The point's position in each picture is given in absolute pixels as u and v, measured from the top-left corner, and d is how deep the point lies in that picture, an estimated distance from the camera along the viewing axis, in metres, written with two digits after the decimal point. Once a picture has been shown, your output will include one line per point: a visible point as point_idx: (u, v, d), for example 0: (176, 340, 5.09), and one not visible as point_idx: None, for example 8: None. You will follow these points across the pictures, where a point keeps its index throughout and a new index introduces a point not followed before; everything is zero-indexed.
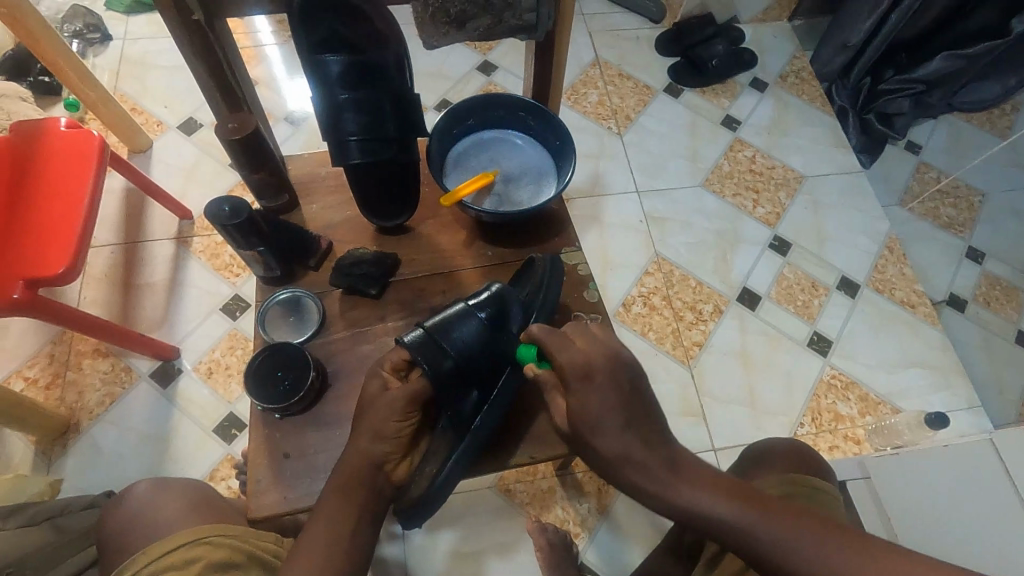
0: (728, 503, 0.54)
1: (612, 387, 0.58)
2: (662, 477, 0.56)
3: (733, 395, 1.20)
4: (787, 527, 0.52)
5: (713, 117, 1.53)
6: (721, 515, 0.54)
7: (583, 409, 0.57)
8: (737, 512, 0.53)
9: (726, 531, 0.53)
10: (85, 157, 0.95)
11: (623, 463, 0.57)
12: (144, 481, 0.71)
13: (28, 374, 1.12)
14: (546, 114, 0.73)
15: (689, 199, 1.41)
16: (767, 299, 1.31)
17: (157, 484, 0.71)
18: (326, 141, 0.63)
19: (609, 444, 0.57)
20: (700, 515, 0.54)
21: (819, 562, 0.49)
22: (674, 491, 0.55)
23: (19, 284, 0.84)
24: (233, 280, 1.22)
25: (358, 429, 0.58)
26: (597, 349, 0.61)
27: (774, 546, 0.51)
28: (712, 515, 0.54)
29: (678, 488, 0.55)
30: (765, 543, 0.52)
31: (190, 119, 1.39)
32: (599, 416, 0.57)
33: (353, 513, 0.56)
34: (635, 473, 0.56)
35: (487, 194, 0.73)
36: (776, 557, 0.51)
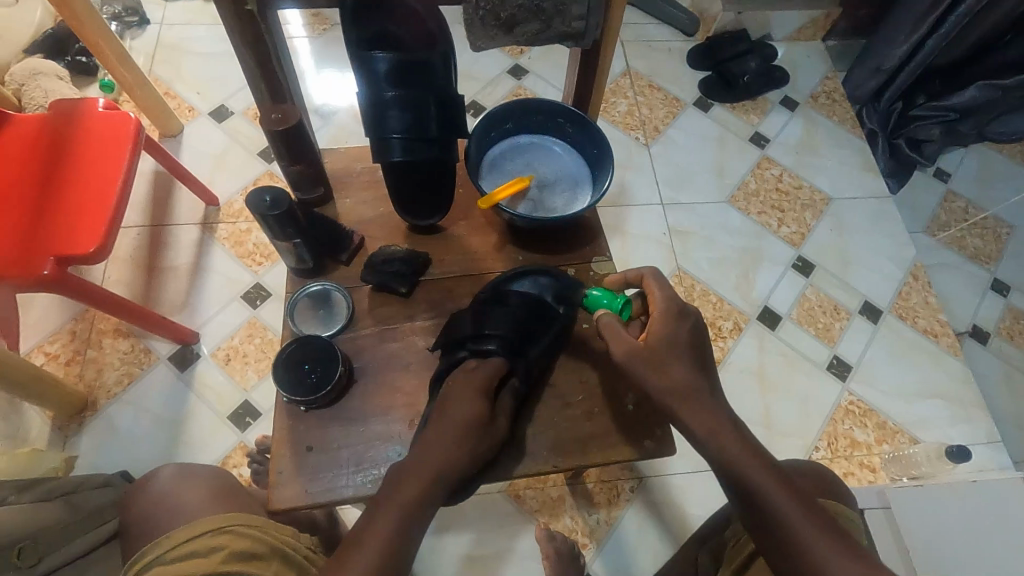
0: (756, 463, 0.57)
1: (675, 348, 0.61)
2: (698, 398, 0.60)
3: (748, 415, 1.18)
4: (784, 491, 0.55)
5: (741, 133, 1.52)
6: (747, 466, 0.56)
7: (659, 338, 0.62)
8: (764, 471, 0.56)
9: (746, 478, 0.56)
10: (121, 138, 0.96)
11: (678, 398, 0.60)
12: (169, 467, 0.72)
13: (49, 350, 1.12)
14: (586, 121, 0.73)
15: (714, 214, 1.40)
16: (788, 319, 1.29)
17: (182, 471, 0.72)
18: (370, 139, 0.62)
19: (669, 372, 0.60)
20: (733, 465, 0.57)
21: (785, 518, 0.54)
22: (720, 438, 0.58)
23: (50, 260, 0.85)
24: (256, 268, 1.23)
25: (442, 432, 0.57)
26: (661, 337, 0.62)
27: (760, 487, 0.55)
28: (734, 460, 0.57)
29: (710, 414, 0.59)
30: (784, 511, 0.54)
31: (221, 106, 1.40)
32: (671, 357, 0.61)
33: (413, 527, 0.53)
34: (690, 413, 0.59)
35: (522, 198, 0.72)
36: (759, 496, 0.55)
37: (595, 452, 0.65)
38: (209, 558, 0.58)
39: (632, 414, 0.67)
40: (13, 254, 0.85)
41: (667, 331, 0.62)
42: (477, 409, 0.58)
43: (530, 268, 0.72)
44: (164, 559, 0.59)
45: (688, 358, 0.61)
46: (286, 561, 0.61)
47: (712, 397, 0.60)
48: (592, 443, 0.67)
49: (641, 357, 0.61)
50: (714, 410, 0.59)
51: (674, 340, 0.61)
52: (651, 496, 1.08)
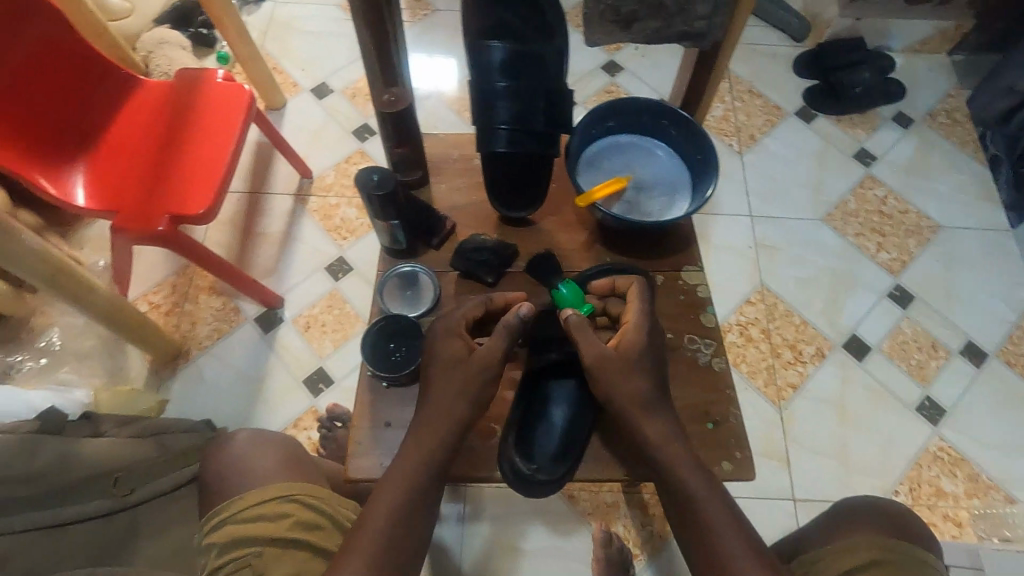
0: (701, 480, 0.57)
1: (643, 362, 0.60)
2: (652, 416, 0.59)
3: (824, 446, 1.12)
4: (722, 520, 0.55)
5: (845, 149, 1.43)
6: (691, 484, 0.56)
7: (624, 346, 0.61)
8: (706, 490, 0.56)
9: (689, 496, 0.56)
10: (235, 108, 1.02)
11: (636, 409, 0.59)
12: (244, 431, 0.76)
13: (152, 299, 1.22)
14: (692, 124, 0.70)
15: (806, 231, 1.33)
16: (878, 351, 1.21)
17: (255, 435, 0.75)
18: (475, 127, 0.62)
19: (630, 388, 0.59)
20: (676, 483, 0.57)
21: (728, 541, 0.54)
22: (671, 452, 0.58)
23: (165, 217, 0.92)
24: (341, 242, 1.28)
25: (439, 411, 0.59)
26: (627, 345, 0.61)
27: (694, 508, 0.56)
28: (678, 475, 0.57)
29: (663, 438, 0.58)
30: (721, 534, 0.54)
31: (323, 84, 1.46)
32: (637, 367, 0.60)
33: (399, 524, 0.55)
34: (648, 426, 0.58)
35: (617, 199, 0.71)
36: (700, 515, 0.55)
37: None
38: (278, 523, 0.62)
39: (709, 435, 0.64)
40: (135, 208, 0.93)
41: (638, 343, 0.61)
42: (456, 348, 0.61)
43: (618, 266, 0.70)
44: (235, 517, 0.63)
45: (651, 367, 0.61)
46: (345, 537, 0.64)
47: (669, 413, 0.60)
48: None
49: (610, 363, 0.60)
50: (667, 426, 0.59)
51: (640, 350, 0.61)
52: None
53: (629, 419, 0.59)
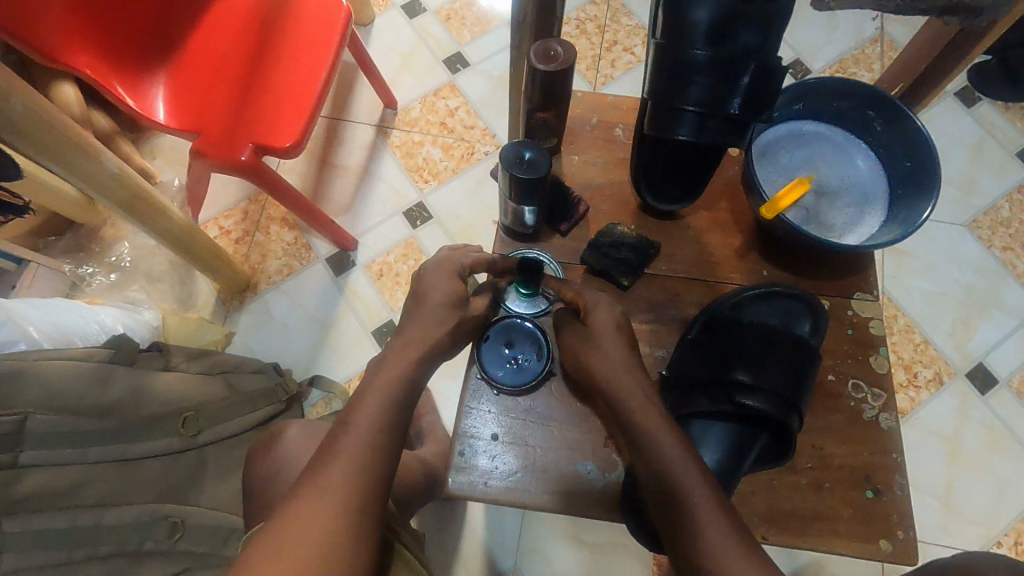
0: (696, 470, 0.47)
1: (611, 332, 0.54)
2: (636, 392, 0.51)
3: (925, 484, 1.02)
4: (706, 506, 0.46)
5: (1008, 143, 1.22)
6: (678, 473, 0.47)
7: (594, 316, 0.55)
8: (681, 453, 0.48)
9: (663, 464, 0.48)
10: (331, 25, 0.89)
11: (615, 372, 0.52)
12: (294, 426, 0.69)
13: (223, 224, 1.15)
14: (909, 122, 0.55)
15: (945, 238, 1.16)
16: (1006, 387, 1.07)
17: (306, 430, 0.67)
18: (651, 104, 0.50)
19: (605, 360, 0.53)
20: (649, 447, 0.49)
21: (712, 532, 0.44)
22: (651, 426, 0.50)
23: (248, 146, 0.83)
24: (422, 186, 1.17)
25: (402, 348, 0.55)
26: (597, 315, 0.55)
27: (677, 494, 0.46)
28: (647, 435, 0.49)
29: (654, 416, 0.50)
30: (697, 508, 0.45)
31: (416, 0, 1.30)
32: (606, 336, 0.54)
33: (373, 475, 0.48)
34: (619, 384, 0.52)
35: (794, 205, 0.58)
36: (681, 501, 0.46)
37: (817, 535, 0.53)
38: None
39: (869, 506, 0.54)
40: (218, 132, 0.83)
41: (608, 318, 0.55)
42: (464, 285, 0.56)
43: (787, 289, 0.57)
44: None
45: (623, 335, 0.55)
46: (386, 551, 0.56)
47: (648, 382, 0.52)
48: (817, 526, 0.53)
49: (575, 335, 0.56)
50: (643, 384, 0.52)
51: (612, 320, 0.55)
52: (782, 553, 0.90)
53: (601, 380, 0.53)
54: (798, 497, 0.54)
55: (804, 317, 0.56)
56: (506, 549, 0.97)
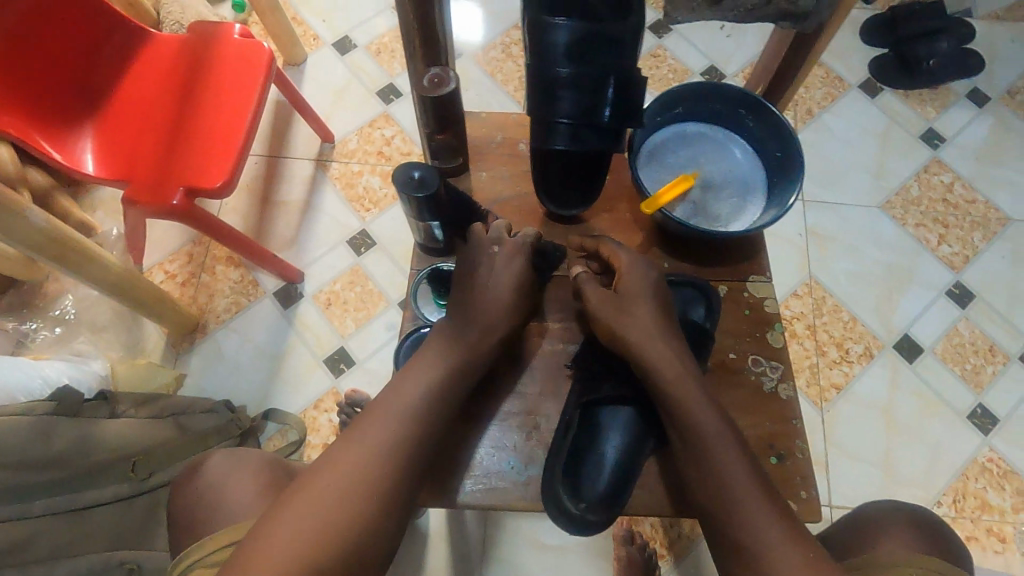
0: (730, 440, 0.52)
1: (645, 292, 0.58)
2: (674, 363, 0.55)
3: (865, 454, 1.07)
4: (744, 474, 0.50)
5: (911, 128, 1.31)
6: (716, 445, 0.51)
7: (626, 278, 0.59)
8: (721, 425, 0.52)
9: (700, 434, 0.52)
10: (254, 69, 0.92)
11: (646, 341, 0.56)
12: (217, 452, 0.65)
13: (168, 268, 1.16)
14: (775, 116, 0.61)
15: (863, 220, 1.23)
16: (931, 354, 1.14)
17: (231, 455, 0.65)
18: (531, 118, 0.54)
19: (638, 328, 0.56)
20: (689, 420, 0.53)
21: (749, 496, 0.49)
22: (691, 399, 0.54)
23: (179, 191, 0.85)
24: (363, 215, 1.21)
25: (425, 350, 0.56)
26: (628, 279, 0.59)
27: (721, 464, 0.51)
28: (688, 407, 0.53)
29: (695, 392, 0.54)
30: (735, 475, 0.50)
31: (345, 37, 1.35)
32: (640, 300, 0.58)
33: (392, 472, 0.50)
34: (658, 358, 0.55)
35: (682, 200, 0.63)
36: (724, 471, 0.50)
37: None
38: None
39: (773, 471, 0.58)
40: (148, 180, 0.86)
41: (638, 283, 0.58)
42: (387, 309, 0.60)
43: (687, 279, 0.63)
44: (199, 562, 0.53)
45: (655, 301, 0.58)
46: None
47: (682, 349, 0.57)
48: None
49: (605, 300, 0.58)
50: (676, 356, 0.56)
51: (642, 284, 0.59)
52: None
53: (636, 350, 0.55)
54: None
55: (698, 302, 0.62)
56: (470, 559, 0.98)
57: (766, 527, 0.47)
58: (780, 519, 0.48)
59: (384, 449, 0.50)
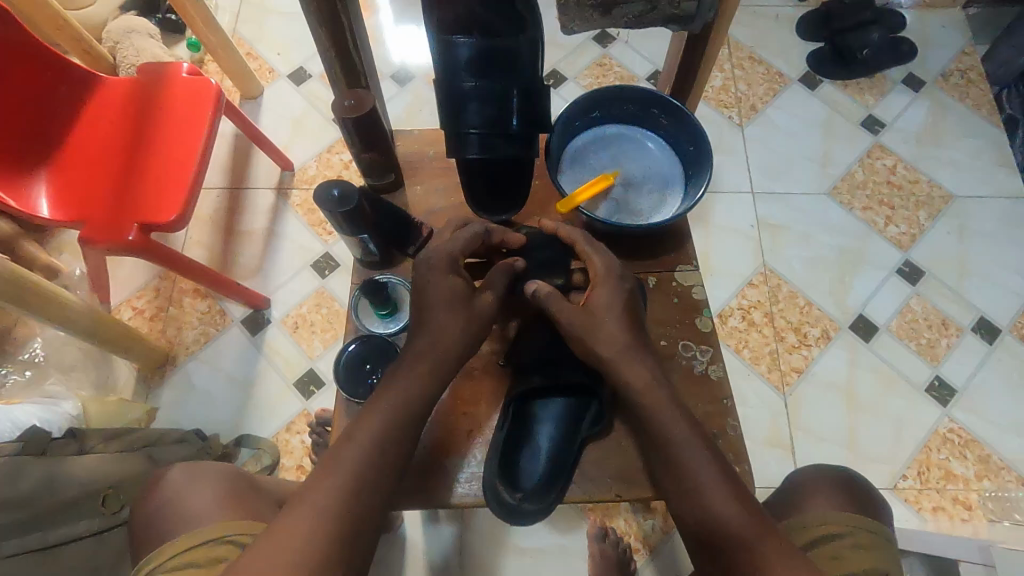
0: (702, 449, 0.55)
1: (612, 312, 0.60)
2: (646, 377, 0.58)
3: (829, 434, 1.09)
4: (718, 479, 0.53)
5: (852, 116, 1.35)
6: (688, 455, 0.54)
7: (594, 296, 0.60)
8: (691, 435, 0.55)
9: (675, 448, 0.55)
10: (202, 105, 0.96)
11: (618, 355, 0.58)
12: (179, 464, 0.64)
13: (136, 304, 1.18)
14: (683, 113, 0.64)
15: (812, 207, 1.27)
16: (886, 332, 1.17)
17: (190, 470, 0.63)
18: (444, 131, 0.57)
19: (607, 340, 0.58)
20: (661, 432, 0.56)
21: (724, 502, 0.52)
22: (662, 412, 0.56)
23: (134, 226, 0.87)
24: (326, 238, 1.23)
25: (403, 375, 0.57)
26: (596, 297, 0.60)
27: (697, 473, 0.54)
28: (659, 420, 0.56)
29: (666, 405, 0.56)
30: (707, 483, 0.53)
31: (300, 68, 1.39)
32: (607, 315, 0.59)
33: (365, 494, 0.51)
34: (629, 372, 0.57)
35: (604, 198, 0.66)
36: (699, 479, 0.53)
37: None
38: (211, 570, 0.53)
39: None
40: (103, 219, 0.88)
41: (608, 297, 0.60)
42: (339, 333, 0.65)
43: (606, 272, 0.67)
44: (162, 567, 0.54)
45: (626, 315, 0.60)
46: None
47: (651, 360, 0.59)
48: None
49: (578, 315, 0.59)
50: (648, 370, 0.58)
51: (610, 300, 0.60)
52: None
53: (610, 364, 0.58)
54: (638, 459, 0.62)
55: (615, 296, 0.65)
56: (448, 568, 0.99)
57: (743, 528, 0.51)
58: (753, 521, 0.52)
59: (364, 467, 0.52)
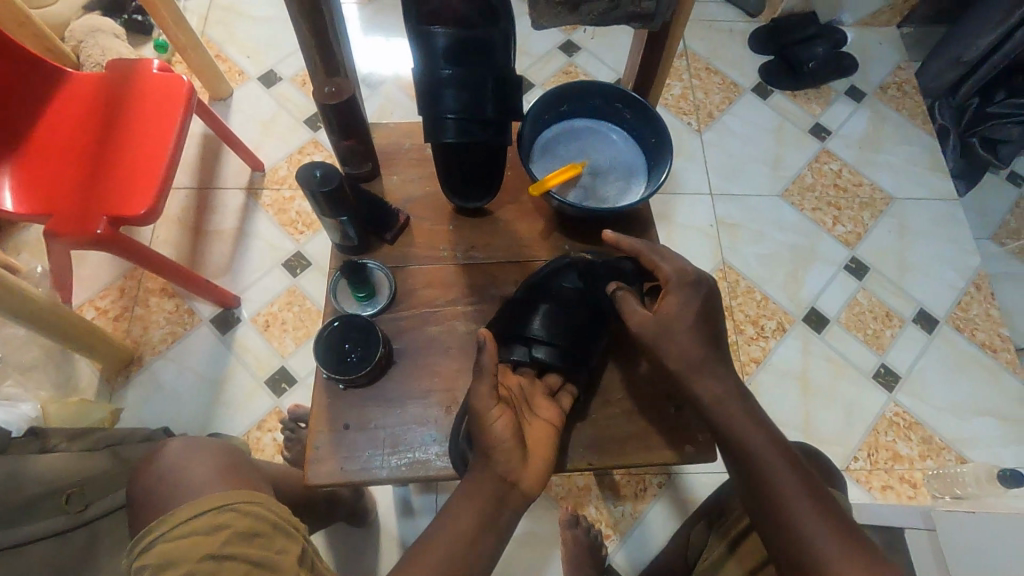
0: (788, 468, 0.57)
1: (685, 320, 0.61)
2: (726, 396, 0.60)
3: (786, 419, 1.15)
4: (805, 496, 0.55)
5: (801, 124, 1.45)
6: (776, 473, 0.56)
7: (667, 306, 0.61)
8: (773, 447, 0.58)
9: (760, 466, 0.57)
10: (174, 101, 0.96)
11: (687, 368, 0.61)
12: (178, 438, 0.66)
13: (100, 304, 1.16)
14: (645, 108, 0.69)
15: (766, 208, 1.34)
16: (836, 323, 1.24)
17: (190, 442, 0.66)
18: (423, 117, 0.60)
19: (675, 352, 0.61)
20: (741, 444, 0.58)
21: (810, 518, 0.54)
22: (744, 428, 0.59)
23: (102, 220, 0.86)
24: (297, 237, 1.24)
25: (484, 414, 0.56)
26: (668, 305, 0.62)
27: (786, 490, 0.55)
28: (741, 432, 0.59)
29: (753, 428, 0.59)
30: (794, 502, 0.54)
31: (271, 71, 1.40)
32: (677, 324, 0.61)
33: (461, 523, 0.53)
34: (702, 390, 0.60)
35: (573, 186, 0.70)
36: (787, 498, 0.55)
37: (634, 452, 0.66)
38: (214, 537, 0.53)
39: (674, 419, 0.67)
40: (70, 212, 0.87)
41: (681, 308, 0.61)
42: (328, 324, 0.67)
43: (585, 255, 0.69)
44: (160, 539, 0.54)
45: (699, 321, 0.61)
46: (292, 537, 0.56)
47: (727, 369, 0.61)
48: (633, 444, 0.67)
49: (646, 322, 0.62)
50: (720, 386, 0.60)
51: (683, 309, 0.61)
52: (677, 495, 1.06)
53: (682, 376, 0.61)
54: (610, 430, 0.67)
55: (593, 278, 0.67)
56: None
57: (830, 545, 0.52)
58: (843, 540, 0.52)
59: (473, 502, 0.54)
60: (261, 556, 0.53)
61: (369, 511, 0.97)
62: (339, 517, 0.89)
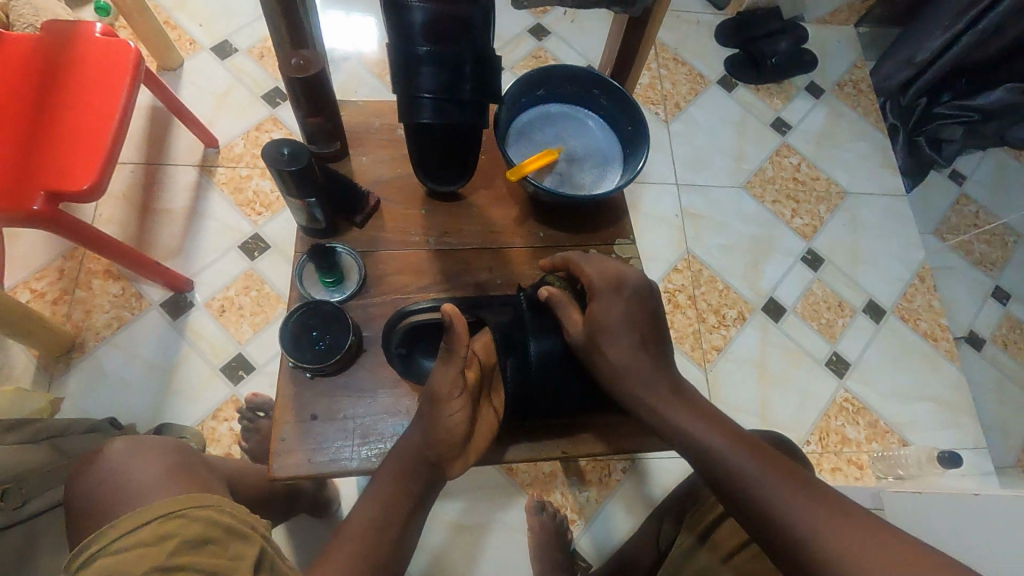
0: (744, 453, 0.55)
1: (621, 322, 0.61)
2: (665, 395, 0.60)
3: (744, 404, 1.19)
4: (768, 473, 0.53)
5: (763, 117, 1.48)
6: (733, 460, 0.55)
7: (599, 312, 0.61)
8: (762, 469, 0.53)
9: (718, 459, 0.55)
10: (121, 70, 0.89)
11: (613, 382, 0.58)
12: (120, 438, 0.62)
13: (36, 286, 1.08)
14: (622, 95, 0.69)
15: (728, 199, 1.37)
16: (792, 313, 1.28)
17: (134, 443, 0.62)
18: (397, 95, 0.58)
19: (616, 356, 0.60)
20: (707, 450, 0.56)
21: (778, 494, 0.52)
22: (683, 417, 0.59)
23: (40, 195, 0.80)
24: (255, 218, 1.18)
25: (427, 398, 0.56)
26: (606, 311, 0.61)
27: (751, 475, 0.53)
28: (712, 456, 0.56)
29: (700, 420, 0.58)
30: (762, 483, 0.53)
31: (225, 42, 1.32)
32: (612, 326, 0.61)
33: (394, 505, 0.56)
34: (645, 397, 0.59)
35: (549, 171, 0.69)
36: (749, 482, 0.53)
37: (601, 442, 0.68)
38: (156, 549, 0.49)
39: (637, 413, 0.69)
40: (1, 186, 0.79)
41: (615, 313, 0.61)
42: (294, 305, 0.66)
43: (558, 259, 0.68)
44: (97, 556, 0.48)
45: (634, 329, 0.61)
46: (248, 542, 0.52)
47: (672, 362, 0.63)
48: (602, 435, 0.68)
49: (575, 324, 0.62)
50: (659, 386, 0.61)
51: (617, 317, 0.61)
52: (639, 479, 1.09)
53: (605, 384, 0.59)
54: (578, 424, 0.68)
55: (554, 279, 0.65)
56: None
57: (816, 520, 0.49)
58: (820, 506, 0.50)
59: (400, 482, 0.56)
60: (213, 564, 0.49)
61: (333, 501, 0.94)
62: (301, 508, 0.87)
